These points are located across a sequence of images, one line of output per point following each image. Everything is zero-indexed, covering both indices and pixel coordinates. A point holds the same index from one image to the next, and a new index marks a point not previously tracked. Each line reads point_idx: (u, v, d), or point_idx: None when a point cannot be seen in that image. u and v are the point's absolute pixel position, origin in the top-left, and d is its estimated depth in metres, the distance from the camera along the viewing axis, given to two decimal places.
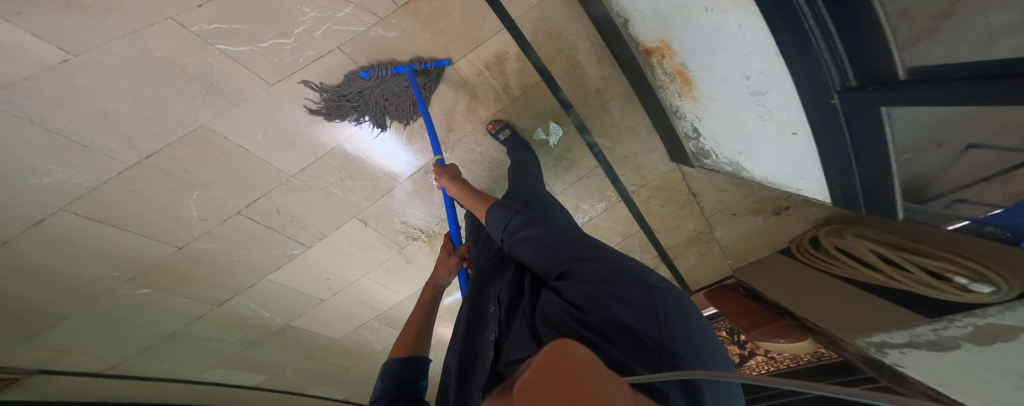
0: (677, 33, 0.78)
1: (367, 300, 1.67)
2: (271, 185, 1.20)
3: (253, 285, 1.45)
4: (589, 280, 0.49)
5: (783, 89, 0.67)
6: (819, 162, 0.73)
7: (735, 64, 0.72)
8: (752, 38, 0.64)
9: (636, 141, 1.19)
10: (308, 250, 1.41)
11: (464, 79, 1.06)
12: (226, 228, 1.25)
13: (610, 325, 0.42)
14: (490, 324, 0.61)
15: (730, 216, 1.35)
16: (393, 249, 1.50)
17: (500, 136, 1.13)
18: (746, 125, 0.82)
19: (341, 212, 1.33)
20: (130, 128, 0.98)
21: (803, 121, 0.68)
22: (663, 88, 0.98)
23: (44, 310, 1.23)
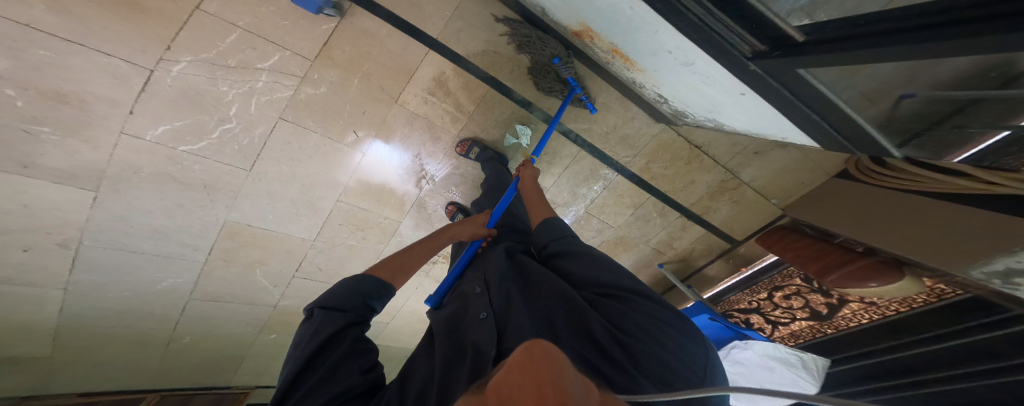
0: (592, 19, 0.80)
1: (421, 315, 1.80)
2: (303, 251, 1.33)
3: None
4: (642, 311, 0.43)
5: (699, 59, 0.69)
6: (779, 115, 0.76)
7: (655, 41, 0.74)
8: (649, 20, 0.68)
9: (612, 114, 1.10)
10: None
11: (415, 111, 1.05)
12: (293, 287, 1.41)
13: (653, 361, 0.37)
14: (479, 304, 0.52)
15: (753, 155, 1.16)
16: (422, 274, 1.59)
17: (471, 155, 1.12)
18: (699, 89, 0.82)
19: (367, 257, 1.41)
20: (181, 236, 1.14)
21: (739, 83, 0.70)
22: (610, 64, 0.96)
23: (230, 352, 1.50)
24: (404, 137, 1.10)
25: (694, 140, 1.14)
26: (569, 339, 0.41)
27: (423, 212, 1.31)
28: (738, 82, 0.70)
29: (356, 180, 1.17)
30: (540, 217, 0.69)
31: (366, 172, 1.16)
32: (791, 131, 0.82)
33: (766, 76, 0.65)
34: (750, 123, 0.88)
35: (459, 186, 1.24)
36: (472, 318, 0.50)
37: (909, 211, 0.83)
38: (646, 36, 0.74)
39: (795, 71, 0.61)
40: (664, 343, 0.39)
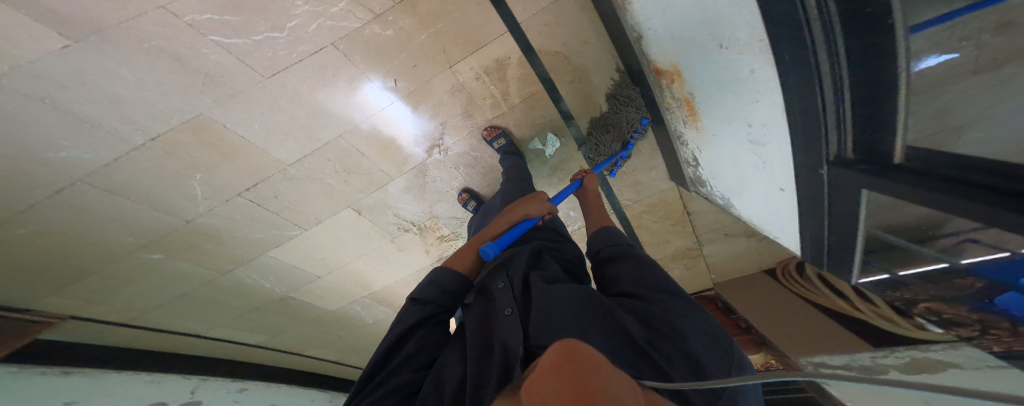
0: (691, 64, 0.78)
1: (360, 280, 1.72)
2: (271, 172, 1.21)
3: (256, 258, 1.46)
4: (673, 312, 0.49)
5: (777, 141, 0.65)
6: (796, 224, 0.72)
7: (742, 109, 0.71)
8: (762, 87, 0.63)
9: (638, 159, 1.19)
10: (305, 232, 1.43)
11: (461, 83, 1.04)
12: (228, 207, 1.27)
13: (683, 358, 0.42)
14: (504, 300, 0.60)
15: (723, 235, 1.33)
16: (388, 238, 1.53)
17: (495, 144, 1.13)
18: (743, 169, 0.81)
19: (337, 201, 1.34)
20: (136, 114, 0.99)
21: (789, 178, 0.67)
22: (669, 111, 0.99)
23: (75, 266, 1.25)
24: (439, 103, 1.08)
25: (688, 202, 1.28)
26: (603, 338, 0.46)
27: (421, 178, 1.28)
28: (789, 178, 0.66)
29: (367, 124, 1.12)
30: (599, 225, 0.80)
31: (379, 121, 1.11)
32: (789, 235, 0.78)
33: (827, 189, 0.58)
34: (760, 216, 0.86)
35: (467, 169, 1.24)
36: (500, 315, 0.56)
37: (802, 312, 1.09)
38: (739, 102, 0.71)
39: (859, 189, 0.52)
40: (701, 345, 0.44)
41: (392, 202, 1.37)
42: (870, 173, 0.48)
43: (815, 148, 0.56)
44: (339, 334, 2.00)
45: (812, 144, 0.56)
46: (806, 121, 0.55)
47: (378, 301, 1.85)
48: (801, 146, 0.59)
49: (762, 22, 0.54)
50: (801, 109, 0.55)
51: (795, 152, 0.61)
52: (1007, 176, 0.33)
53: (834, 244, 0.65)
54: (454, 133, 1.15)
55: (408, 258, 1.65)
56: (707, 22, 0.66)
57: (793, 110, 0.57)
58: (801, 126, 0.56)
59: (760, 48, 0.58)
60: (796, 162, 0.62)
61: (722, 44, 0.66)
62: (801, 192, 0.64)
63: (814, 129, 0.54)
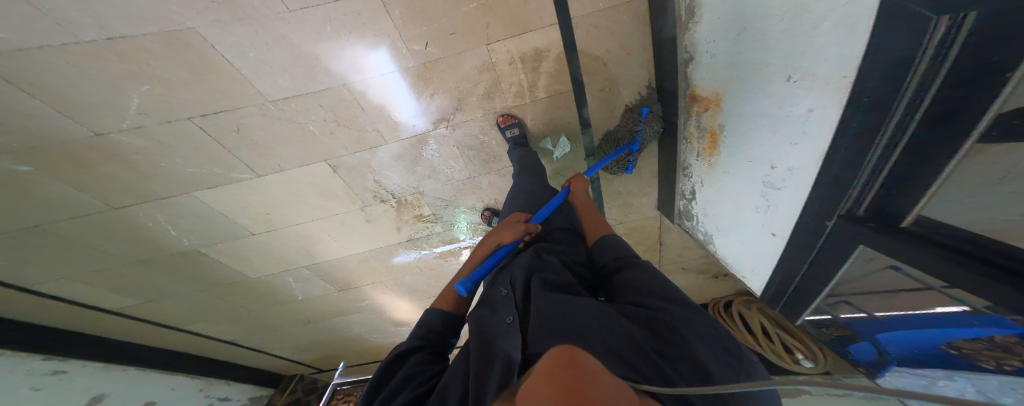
0: (738, 95, 0.83)
1: (305, 245, 1.66)
2: (244, 104, 1.14)
3: (170, 197, 1.37)
4: (678, 319, 0.52)
5: (794, 186, 0.73)
6: (773, 264, 0.86)
7: (774, 150, 0.76)
8: (811, 129, 0.66)
9: (636, 183, 1.27)
10: (257, 177, 1.41)
11: (492, 62, 1.02)
12: (166, 129, 1.17)
13: (689, 365, 0.46)
14: (506, 308, 0.66)
15: (680, 268, 1.56)
16: (357, 205, 1.44)
17: (508, 132, 1.13)
18: (743, 209, 0.91)
19: (313, 150, 1.29)
20: (99, 9, 0.90)
21: (786, 226, 0.78)
22: (687, 141, 1.07)
23: None
24: (464, 78, 1.04)
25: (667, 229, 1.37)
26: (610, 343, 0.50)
27: (416, 150, 1.22)
28: (789, 224, 0.77)
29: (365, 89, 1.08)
30: (602, 231, 0.83)
31: (375, 89, 1.08)
32: (759, 275, 0.93)
33: (824, 234, 0.68)
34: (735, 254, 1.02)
35: (469, 151, 1.19)
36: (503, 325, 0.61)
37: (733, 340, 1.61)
38: (776, 140, 0.75)
39: (857, 244, 0.61)
40: (705, 352, 0.47)
41: (377, 168, 1.30)
42: (877, 229, 0.56)
43: (833, 201, 0.64)
44: (248, 309, 1.94)
45: (833, 194, 0.64)
46: (842, 172, 0.61)
47: (325, 265, 1.79)
48: (819, 195, 0.67)
49: (859, 57, 0.53)
50: (840, 161, 0.60)
51: (812, 200, 0.68)
52: (1001, 256, 0.42)
53: (807, 281, 0.77)
54: (446, 121, 1.13)
55: (376, 230, 1.54)
56: (782, 52, 0.67)
57: (832, 160, 0.62)
58: (832, 173, 0.63)
59: (829, 88, 0.60)
60: (808, 209, 0.70)
61: (790, 76, 0.67)
62: (799, 234, 0.74)
63: (844, 180, 0.61)
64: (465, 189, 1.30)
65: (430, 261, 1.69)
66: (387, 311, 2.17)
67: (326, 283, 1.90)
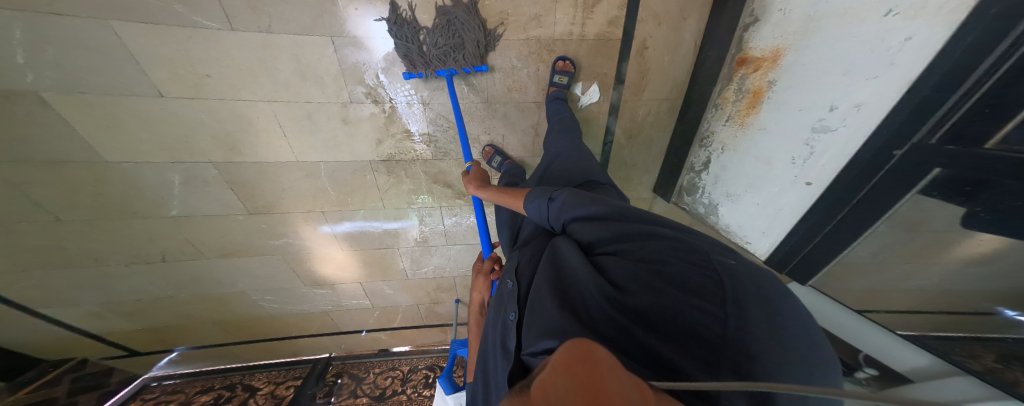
0: (807, 45, 0.92)
1: (238, 138, 1.37)
2: None
3: (62, 15, 1.13)
4: (661, 280, 0.56)
5: (855, 124, 0.82)
6: (796, 217, 1.04)
7: (845, 91, 0.83)
8: (901, 60, 0.70)
9: (643, 156, 1.48)
10: (222, 31, 1.18)
11: None
12: None
13: (678, 327, 0.49)
14: (511, 302, 0.73)
15: None
16: (340, 99, 1.27)
17: (557, 78, 1.20)
18: (772, 166, 1.08)
19: (322, 20, 1.16)
20: None
21: (827, 176, 0.91)
22: (720, 107, 1.25)
23: None
24: None
25: (676, 203, 1.56)
26: (599, 321, 0.54)
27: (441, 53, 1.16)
28: (831, 173, 0.90)
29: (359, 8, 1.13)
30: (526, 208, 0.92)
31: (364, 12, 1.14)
32: (774, 234, 1.13)
33: (886, 167, 0.77)
34: (748, 215, 1.21)
35: (499, 75, 1.21)
36: (507, 319, 0.70)
37: None
38: (847, 80, 0.82)
39: (932, 167, 0.69)
40: (689, 310, 0.50)
41: (384, 64, 1.21)
42: (961, 149, 0.64)
43: (906, 131, 0.72)
44: (55, 218, 1.56)
45: (915, 116, 0.70)
46: (934, 92, 0.66)
47: (251, 169, 1.45)
48: (897, 122, 0.73)
49: None
50: (934, 83, 0.66)
51: (879, 130, 0.77)
52: None
53: (849, 220, 0.89)
54: (485, 38, 1.14)
55: (354, 140, 1.34)
56: None
57: (924, 83, 0.67)
58: (918, 100, 0.68)
59: (938, 11, 0.63)
60: (873, 140, 0.79)
61: (890, 10, 0.71)
62: (854, 165, 0.83)
63: (933, 102, 0.67)
64: (476, 114, 1.27)
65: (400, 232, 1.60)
66: (308, 259, 1.74)
67: (237, 198, 1.54)
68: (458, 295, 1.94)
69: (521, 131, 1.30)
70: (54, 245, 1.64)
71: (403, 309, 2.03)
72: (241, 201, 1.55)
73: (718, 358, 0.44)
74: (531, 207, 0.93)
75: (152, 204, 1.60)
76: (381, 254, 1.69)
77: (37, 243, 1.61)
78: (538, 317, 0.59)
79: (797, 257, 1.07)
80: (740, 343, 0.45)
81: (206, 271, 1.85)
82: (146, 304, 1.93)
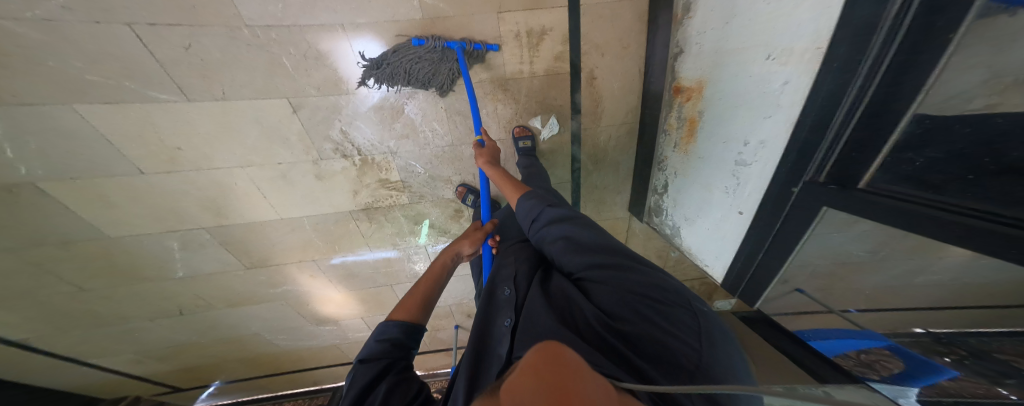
0: (718, 79, 0.94)
1: (221, 203, 1.42)
2: (211, 23, 1.06)
3: (31, 106, 1.15)
4: (638, 295, 0.57)
5: (763, 160, 0.83)
6: (735, 248, 1.01)
7: (750, 127, 0.85)
8: (783, 102, 0.74)
9: (612, 178, 1.44)
10: (182, 104, 1.18)
11: (500, 31, 1.10)
12: (83, 25, 1.04)
13: (651, 343, 0.50)
14: (505, 308, 0.70)
15: None
16: (310, 156, 1.29)
17: (520, 142, 1.24)
18: (712, 193, 1.06)
19: (275, 83, 1.16)
20: None
21: (752, 205, 0.90)
22: (666, 134, 1.23)
23: None
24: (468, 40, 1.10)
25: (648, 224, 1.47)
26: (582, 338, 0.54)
27: (399, 103, 1.19)
28: (754, 203, 0.89)
29: (316, 69, 1.14)
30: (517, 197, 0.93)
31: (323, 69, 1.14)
32: (720, 263, 1.10)
33: (791, 202, 0.78)
34: (702, 240, 1.17)
35: (457, 117, 1.22)
36: (496, 324, 0.67)
37: None
38: (751, 117, 0.85)
39: (821, 207, 0.71)
40: (663, 328, 0.51)
41: (344, 120, 1.21)
42: (840, 189, 0.66)
43: (798, 169, 0.74)
44: (80, 288, 1.66)
45: (800, 158, 0.73)
46: (810, 135, 0.69)
47: (239, 229, 1.50)
48: (787, 162, 0.76)
49: (833, 27, 0.61)
50: (810, 126, 0.69)
51: (782, 164, 0.78)
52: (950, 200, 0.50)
53: (770, 256, 0.88)
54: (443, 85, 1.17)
55: (328, 193, 1.36)
56: (767, 35, 0.77)
57: (803, 126, 0.70)
58: (800, 141, 0.72)
59: (803, 61, 0.69)
60: (778, 175, 0.79)
61: (769, 54, 0.76)
62: (767, 199, 0.84)
63: (811, 144, 0.70)
64: (443, 158, 1.29)
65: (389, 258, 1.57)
66: (310, 302, 1.82)
67: (233, 255, 1.60)
68: (457, 321, 1.99)
69: None
70: (80, 309, 1.73)
71: None
72: (238, 258, 1.61)
73: (686, 377, 0.45)
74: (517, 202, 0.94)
75: (158, 268, 1.67)
76: (375, 292, 1.75)
77: (61, 312, 1.71)
78: (533, 326, 0.58)
79: (739, 290, 1.04)
80: (710, 369, 0.46)
81: (219, 320, 1.94)
82: (172, 350, 2.03)
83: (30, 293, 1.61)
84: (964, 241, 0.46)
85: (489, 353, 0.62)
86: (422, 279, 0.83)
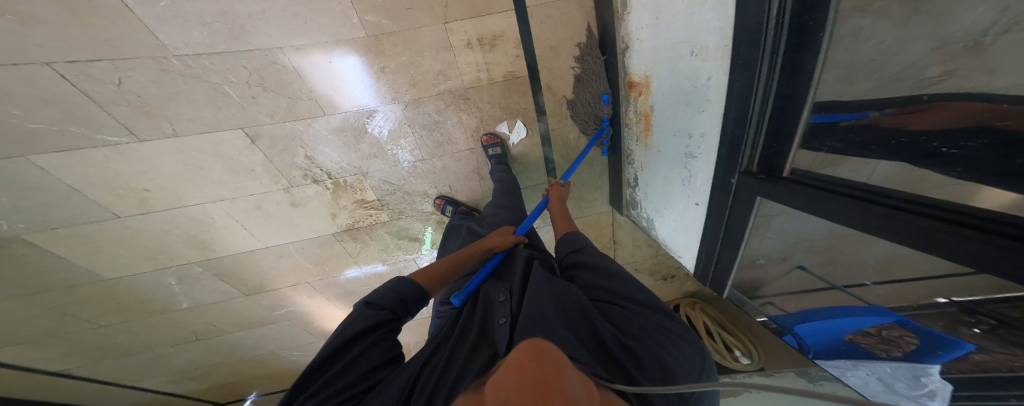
0: (659, 73, 0.95)
1: (203, 238, 1.42)
2: (141, 57, 1.02)
3: None
4: (647, 319, 0.56)
5: (707, 152, 0.85)
6: (697, 238, 1.01)
7: (692, 121, 0.88)
8: (711, 96, 0.79)
9: (589, 174, 1.42)
10: (137, 144, 1.16)
11: (450, 41, 1.08)
12: (18, 75, 1.01)
13: (654, 361, 0.50)
14: (501, 310, 0.67)
15: (633, 270, 1.70)
16: (281, 185, 1.27)
17: (490, 150, 1.23)
18: (672, 185, 1.07)
19: (223, 115, 1.12)
20: None
21: (704, 195, 0.91)
22: (629, 127, 1.20)
23: None
24: (419, 53, 1.08)
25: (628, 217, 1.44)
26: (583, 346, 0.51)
27: (360, 123, 1.17)
28: (706, 193, 0.90)
29: (268, 99, 1.10)
30: (566, 230, 0.89)
31: (276, 98, 1.10)
32: (688, 254, 1.09)
33: (733, 193, 0.79)
34: (673, 231, 1.16)
35: (422, 130, 1.19)
36: (494, 322, 0.64)
37: (727, 310, 1.69)
38: (691, 111, 0.87)
39: (755, 196, 0.73)
40: (667, 351, 0.51)
41: (308, 145, 1.19)
42: (767, 179, 0.68)
43: (732, 159, 0.77)
44: (95, 324, 1.67)
45: (732, 151, 0.77)
46: (733, 128, 0.75)
47: (227, 261, 1.51)
48: (724, 154, 0.80)
49: (732, 27, 0.67)
50: (732, 118, 0.74)
51: (721, 156, 0.80)
52: (853, 189, 0.51)
53: (725, 247, 0.89)
54: (400, 100, 1.14)
55: (304, 218, 1.35)
56: (687, 32, 0.80)
57: (727, 120, 0.75)
58: (728, 134, 0.76)
59: (720, 57, 0.73)
60: (719, 167, 0.82)
61: (693, 50, 0.80)
62: (715, 191, 0.85)
63: (737, 136, 0.74)
64: (418, 173, 1.27)
65: (380, 273, 1.56)
66: (313, 320, 1.87)
67: (228, 285, 1.62)
68: None
69: (464, 178, 1.30)
70: (104, 342, 1.74)
71: (414, 346, 2.12)
72: (234, 287, 1.64)
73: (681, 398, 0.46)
74: (563, 229, 0.92)
75: (153, 306, 1.68)
76: None
77: (63, 358, 1.72)
78: (536, 317, 0.56)
79: (708, 279, 1.03)
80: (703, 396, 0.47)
81: (238, 341, 1.94)
82: (203, 371, 2.02)
83: (31, 341, 1.63)
84: (887, 233, 0.44)
85: (484, 342, 0.60)
86: (447, 256, 0.86)
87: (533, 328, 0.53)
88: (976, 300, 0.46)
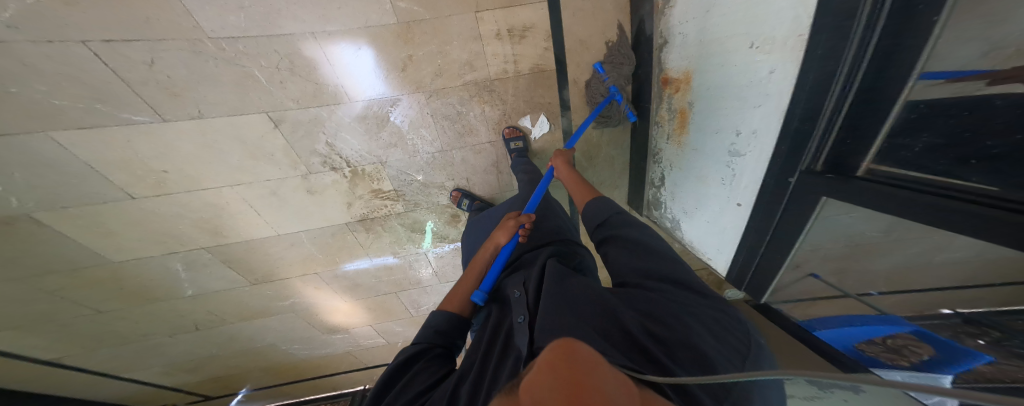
0: (702, 68, 0.98)
1: (216, 223, 1.41)
2: (173, 38, 1.03)
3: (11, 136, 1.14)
4: (675, 303, 0.54)
5: (758, 150, 0.83)
6: (735, 237, 0.98)
7: (742, 117, 0.86)
8: (771, 90, 0.76)
9: (608, 171, 1.43)
10: (159, 124, 1.16)
11: (479, 31, 1.09)
12: (47, 49, 1.01)
13: (684, 346, 0.48)
14: (518, 307, 0.66)
15: None
16: (300, 171, 1.27)
17: (511, 143, 1.24)
18: (707, 184, 1.06)
19: (248, 99, 1.13)
20: None
21: (750, 196, 0.89)
22: (659, 125, 1.23)
23: None
24: (447, 42, 1.09)
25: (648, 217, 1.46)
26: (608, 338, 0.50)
27: (384, 111, 1.17)
28: (752, 193, 0.88)
29: (297, 83, 1.11)
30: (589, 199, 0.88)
31: (304, 82, 1.11)
32: (722, 258, 1.07)
33: (788, 194, 0.75)
34: (704, 232, 1.14)
35: (445, 121, 1.19)
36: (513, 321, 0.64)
37: None
38: (741, 105, 0.86)
39: (820, 197, 0.67)
40: (699, 335, 0.49)
41: (332, 131, 1.19)
42: (836, 178, 0.63)
43: (794, 158, 0.72)
44: (96, 311, 1.66)
45: (794, 150, 0.72)
46: (800, 124, 0.69)
47: (238, 247, 1.50)
48: (779, 152, 0.76)
49: (813, 13, 0.63)
50: (800, 114, 0.69)
51: (778, 154, 0.76)
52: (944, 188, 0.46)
53: (772, 251, 0.85)
54: (427, 89, 1.14)
55: (320, 206, 1.35)
56: (748, 24, 0.79)
57: (792, 115, 0.71)
58: (793, 130, 0.71)
59: (788, 49, 0.70)
60: (774, 164, 0.78)
61: (752, 43, 0.79)
62: (765, 192, 0.82)
63: (802, 133, 0.69)
64: (435, 164, 1.27)
65: (390, 265, 1.55)
66: (318, 312, 1.84)
67: (235, 272, 1.60)
68: None
69: (482, 171, 1.30)
70: (106, 327, 1.72)
71: None
72: (242, 276, 1.62)
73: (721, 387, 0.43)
74: (584, 204, 0.89)
75: (157, 292, 1.66)
76: (381, 300, 1.73)
77: (59, 344, 1.69)
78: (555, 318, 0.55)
79: (744, 285, 0.98)
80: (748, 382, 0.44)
81: (237, 332, 1.90)
82: (199, 362, 1.98)
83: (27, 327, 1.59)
84: (948, 227, 0.44)
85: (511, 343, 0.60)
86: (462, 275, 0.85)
87: (554, 330, 0.53)
88: (985, 311, 0.50)
